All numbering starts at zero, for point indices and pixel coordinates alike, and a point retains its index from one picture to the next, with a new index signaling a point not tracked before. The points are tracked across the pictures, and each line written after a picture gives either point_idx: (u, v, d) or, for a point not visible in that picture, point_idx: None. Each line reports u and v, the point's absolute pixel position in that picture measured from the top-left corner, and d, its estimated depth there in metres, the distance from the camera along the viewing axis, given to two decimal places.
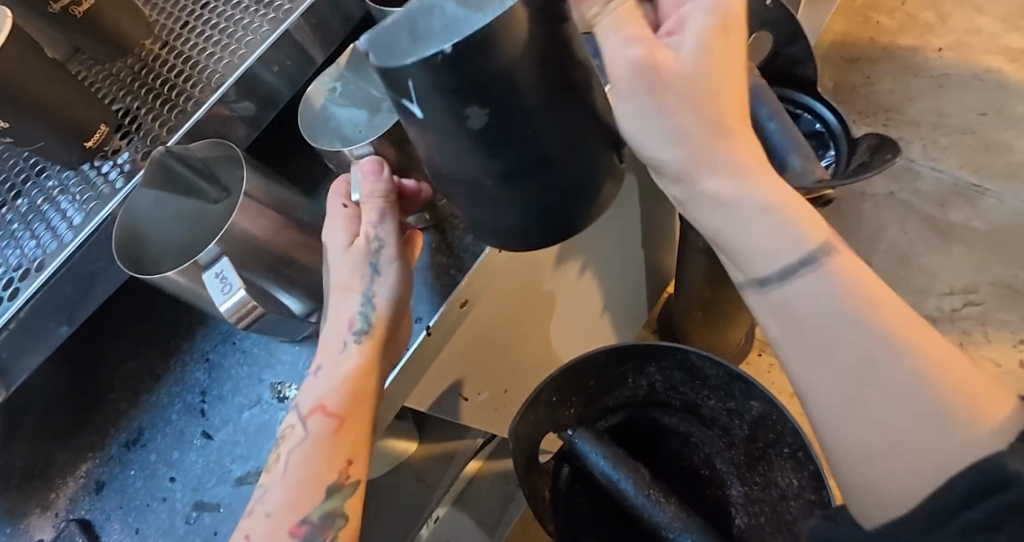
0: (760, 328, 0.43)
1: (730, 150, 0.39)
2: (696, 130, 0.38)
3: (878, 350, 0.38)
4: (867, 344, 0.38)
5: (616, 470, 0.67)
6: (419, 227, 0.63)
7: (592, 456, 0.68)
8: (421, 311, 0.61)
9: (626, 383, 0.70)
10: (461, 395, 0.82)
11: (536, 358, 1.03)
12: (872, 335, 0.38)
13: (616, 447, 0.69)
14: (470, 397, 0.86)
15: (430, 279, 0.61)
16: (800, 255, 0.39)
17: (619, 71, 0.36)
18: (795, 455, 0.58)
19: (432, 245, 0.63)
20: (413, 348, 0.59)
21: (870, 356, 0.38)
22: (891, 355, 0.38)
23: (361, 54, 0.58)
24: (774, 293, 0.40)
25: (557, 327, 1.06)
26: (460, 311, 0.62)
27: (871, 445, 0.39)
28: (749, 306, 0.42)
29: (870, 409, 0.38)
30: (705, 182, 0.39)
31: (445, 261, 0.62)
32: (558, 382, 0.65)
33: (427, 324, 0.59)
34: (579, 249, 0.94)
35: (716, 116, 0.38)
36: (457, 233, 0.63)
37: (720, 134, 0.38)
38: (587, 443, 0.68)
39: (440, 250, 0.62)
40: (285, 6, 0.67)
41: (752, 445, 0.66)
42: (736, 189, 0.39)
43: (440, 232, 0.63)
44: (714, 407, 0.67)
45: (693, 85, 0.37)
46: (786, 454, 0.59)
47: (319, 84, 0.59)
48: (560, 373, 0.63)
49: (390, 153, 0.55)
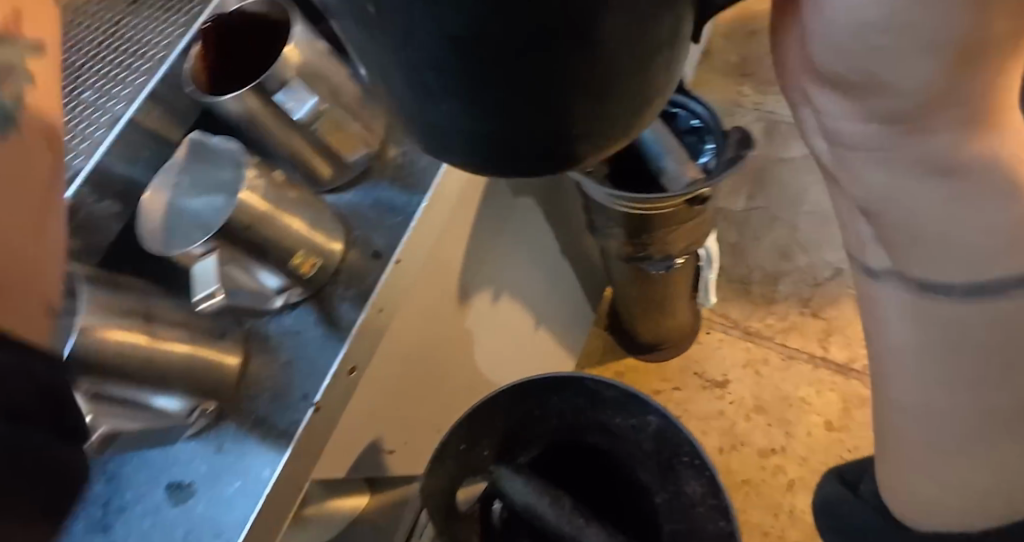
0: (869, 286, 0.47)
1: (978, 143, 0.35)
2: (969, 126, 0.34)
3: (979, 330, 0.43)
4: (973, 324, 0.43)
5: (537, 501, 0.68)
6: (295, 300, 0.62)
7: (513, 492, 0.69)
8: (308, 386, 0.59)
9: (536, 415, 0.71)
10: (383, 450, 0.80)
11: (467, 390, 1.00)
12: (978, 319, 0.42)
13: (535, 479, 0.70)
14: (395, 448, 0.84)
15: (315, 350, 0.60)
16: (1006, 256, 0.40)
17: (912, 85, 0.31)
18: (694, 460, 0.62)
19: (313, 316, 0.62)
20: (302, 427, 0.57)
21: (970, 332, 0.43)
22: (999, 335, 0.43)
23: (199, 143, 0.58)
24: (925, 278, 0.43)
25: (485, 356, 1.03)
26: (350, 377, 0.62)
27: (926, 392, 0.48)
28: (875, 283, 0.47)
29: (948, 373, 0.46)
30: (944, 177, 0.37)
31: (328, 329, 0.61)
32: (465, 429, 0.65)
33: (314, 400, 0.58)
34: (483, 278, 0.95)
35: (989, 111, 0.33)
36: (337, 299, 0.62)
37: (980, 129, 0.34)
38: (507, 480, 0.69)
39: (322, 320, 0.62)
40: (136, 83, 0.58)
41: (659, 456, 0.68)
42: (953, 190, 0.37)
43: (319, 301, 0.62)
44: (620, 425, 0.69)
45: (975, 103, 0.32)
46: (688, 460, 0.63)
47: (161, 181, 0.57)
48: (464, 421, 0.64)
49: (240, 239, 0.54)
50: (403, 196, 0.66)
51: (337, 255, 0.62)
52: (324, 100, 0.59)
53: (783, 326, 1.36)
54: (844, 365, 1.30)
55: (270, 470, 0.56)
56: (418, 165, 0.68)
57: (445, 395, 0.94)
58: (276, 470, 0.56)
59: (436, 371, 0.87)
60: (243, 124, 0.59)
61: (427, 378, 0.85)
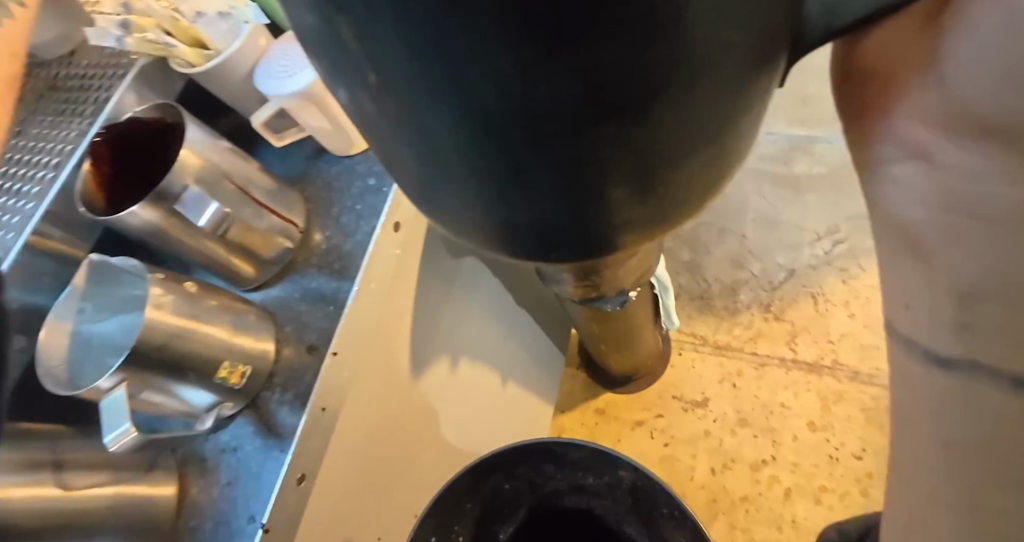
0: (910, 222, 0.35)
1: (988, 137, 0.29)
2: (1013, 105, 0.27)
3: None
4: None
5: None
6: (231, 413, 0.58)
7: None
8: (255, 506, 0.55)
9: (506, 487, 0.67)
10: None
11: (440, 469, 0.96)
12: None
13: None
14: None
15: (260, 465, 0.56)
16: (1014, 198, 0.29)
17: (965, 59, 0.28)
18: (674, 512, 0.59)
19: (251, 429, 0.57)
20: None
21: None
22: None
23: (100, 262, 0.52)
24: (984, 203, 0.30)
25: (456, 430, 0.97)
26: (301, 488, 0.57)
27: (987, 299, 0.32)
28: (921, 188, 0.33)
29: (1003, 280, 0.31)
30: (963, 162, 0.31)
31: (268, 440, 0.57)
32: (430, 520, 0.61)
33: (262, 520, 0.53)
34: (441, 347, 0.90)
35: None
36: (274, 406, 0.58)
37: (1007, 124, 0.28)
38: None
39: (261, 431, 0.57)
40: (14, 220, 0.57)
41: (640, 507, 0.65)
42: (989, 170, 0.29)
43: (256, 411, 0.58)
44: (595, 482, 0.65)
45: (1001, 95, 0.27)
46: (668, 513, 0.60)
47: (60, 312, 0.52)
48: (427, 513, 0.59)
49: (153, 363, 0.49)
50: (332, 282, 0.63)
51: (268, 358, 0.58)
52: (227, 203, 0.57)
53: (749, 335, 1.19)
54: (814, 362, 1.14)
55: None
56: (343, 248, 0.65)
57: (414, 476, 0.88)
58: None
59: (400, 454, 0.83)
60: (148, 238, 0.55)
61: (388, 462, 0.80)
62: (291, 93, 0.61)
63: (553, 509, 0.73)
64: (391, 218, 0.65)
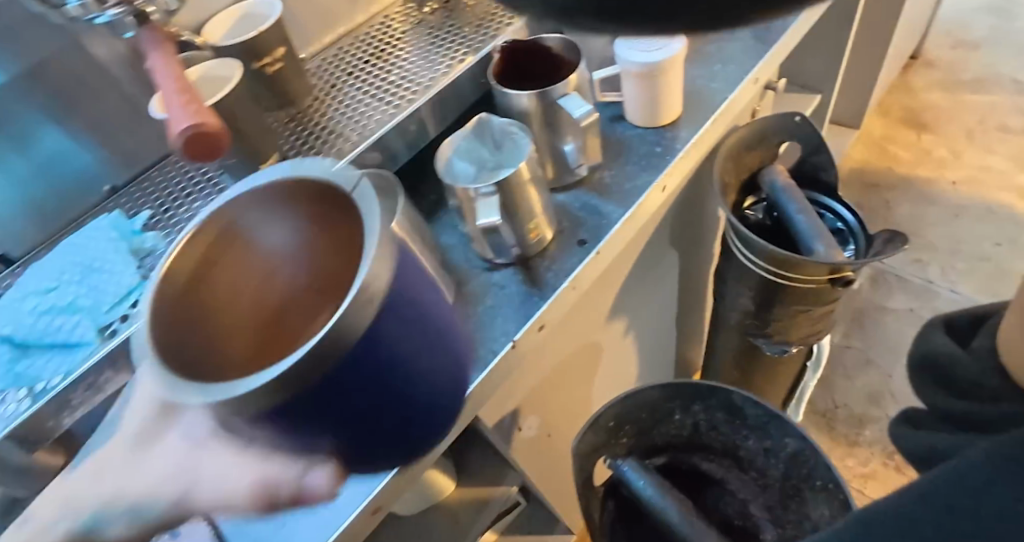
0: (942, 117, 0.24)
1: None
2: None
3: None
4: None
5: (660, 496, 0.93)
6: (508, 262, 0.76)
7: (637, 482, 0.95)
8: (510, 327, 0.70)
9: (679, 419, 1.03)
10: (517, 423, 0.94)
11: (577, 410, 1.12)
12: None
13: (655, 475, 0.95)
14: (523, 428, 0.97)
15: (518, 301, 0.72)
16: None
17: None
18: (827, 487, 0.90)
19: (520, 275, 0.75)
20: (501, 356, 0.67)
21: None
22: None
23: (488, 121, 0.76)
24: None
25: (600, 384, 1.15)
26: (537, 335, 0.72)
27: None
28: None
29: None
30: None
31: (529, 289, 0.73)
32: (614, 411, 0.95)
33: (513, 338, 0.69)
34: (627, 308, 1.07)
35: None
36: (541, 267, 0.75)
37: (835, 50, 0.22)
38: (634, 471, 0.95)
39: (526, 280, 0.74)
40: (408, 95, 0.78)
41: (785, 486, 1.02)
42: None
43: (526, 265, 0.75)
44: (751, 448, 1.03)
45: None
46: (818, 485, 0.92)
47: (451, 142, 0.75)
48: (617, 402, 0.93)
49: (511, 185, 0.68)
50: (607, 205, 0.80)
51: (545, 237, 0.76)
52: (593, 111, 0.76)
53: (861, 470, 1.42)
54: None
55: (464, 383, 0.66)
56: (623, 185, 0.81)
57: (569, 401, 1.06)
58: (479, 374, 0.67)
59: (569, 371, 1.01)
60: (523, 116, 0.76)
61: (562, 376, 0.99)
62: (641, 61, 0.79)
63: (689, 465, 1.12)
64: (663, 181, 0.81)
